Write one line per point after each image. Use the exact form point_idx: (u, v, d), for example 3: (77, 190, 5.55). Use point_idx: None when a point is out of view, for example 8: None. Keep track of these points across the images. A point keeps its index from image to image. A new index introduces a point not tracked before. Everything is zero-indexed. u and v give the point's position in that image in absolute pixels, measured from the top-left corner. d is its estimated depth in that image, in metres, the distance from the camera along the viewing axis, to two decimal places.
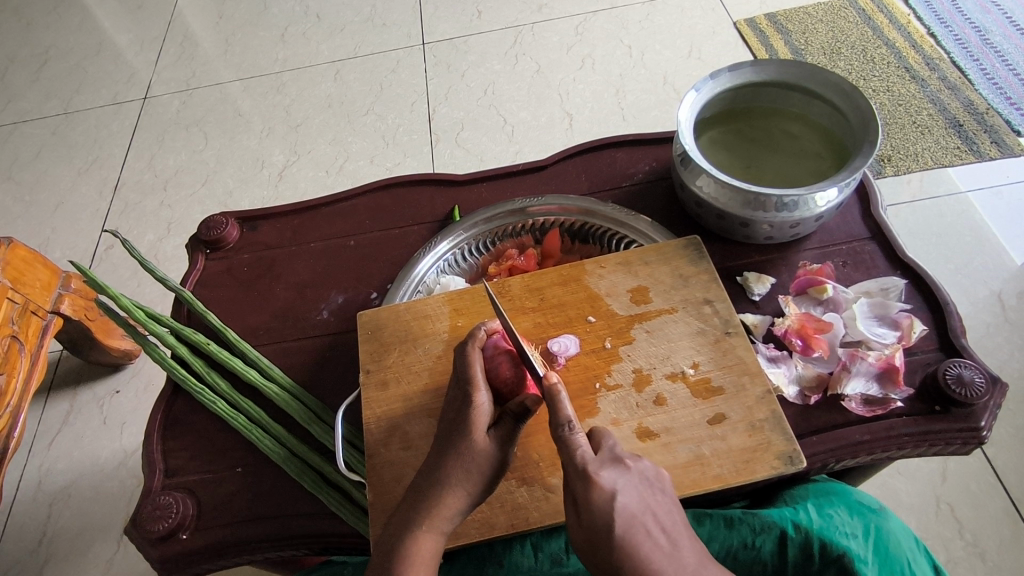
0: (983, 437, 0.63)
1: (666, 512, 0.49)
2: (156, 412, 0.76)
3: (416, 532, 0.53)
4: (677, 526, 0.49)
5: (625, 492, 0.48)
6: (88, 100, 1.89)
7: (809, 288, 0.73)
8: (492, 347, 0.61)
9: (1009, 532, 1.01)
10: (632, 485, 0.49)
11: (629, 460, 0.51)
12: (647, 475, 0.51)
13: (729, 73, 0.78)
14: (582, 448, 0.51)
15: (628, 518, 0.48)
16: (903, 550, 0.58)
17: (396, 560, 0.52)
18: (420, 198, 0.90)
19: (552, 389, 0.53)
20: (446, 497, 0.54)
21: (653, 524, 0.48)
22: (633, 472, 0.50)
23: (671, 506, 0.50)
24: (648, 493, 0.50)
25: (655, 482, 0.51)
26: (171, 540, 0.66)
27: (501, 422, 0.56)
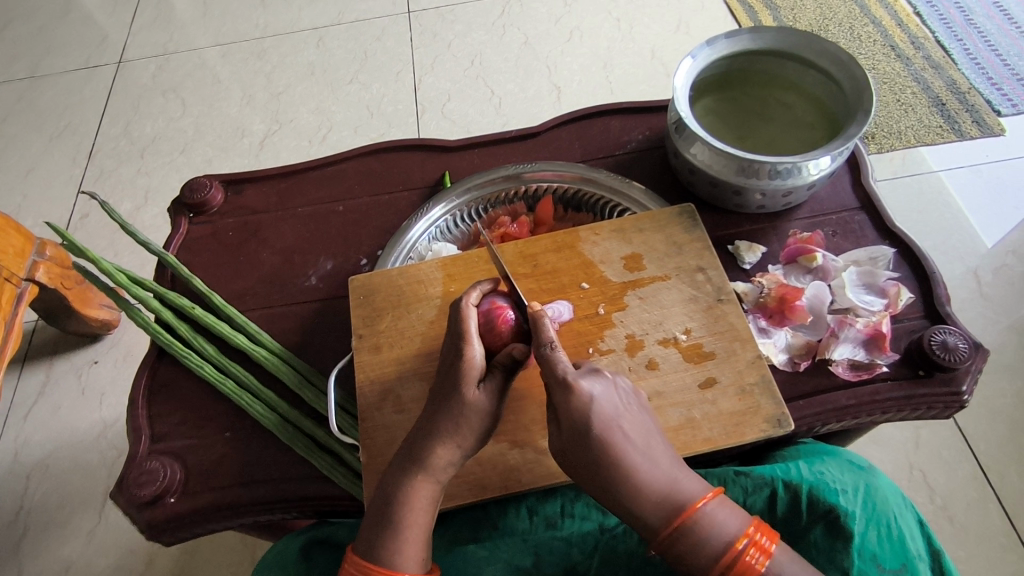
0: (964, 402, 0.65)
1: (638, 418, 0.53)
2: (141, 377, 0.74)
3: (412, 482, 0.53)
4: (648, 429, 0.53)
5: (603, 401, 0.52)
6: (58, 63, 1.81)
7: (799, 256, 0.73)
8: (487, 301, 0.62)
9: (977, 498, 1.05)
10: (608, 394, 0.53)
11: (605, 372, 0.54)
12: (622, 387, 0.55)
13: (726, 40, 0.77)
14: (563, 362, 0.53)
15: (606, 421, 0.51)
16: (890, 506, 0.60)
17: (394, 508, 0.53)
18: (410, 163, 0.88)
19: (537, 316, 0.56)
20: (439, 450, 0.54)
21: (629, 427, 0.52)
22: (608, 380, 0.54)
23: (643, 413, 0.54)
24: (624, 403, 0.53)
25: (629, 394, 0.55)
26: (158, 505, 0.66)
27: (494, 376, 0.56)
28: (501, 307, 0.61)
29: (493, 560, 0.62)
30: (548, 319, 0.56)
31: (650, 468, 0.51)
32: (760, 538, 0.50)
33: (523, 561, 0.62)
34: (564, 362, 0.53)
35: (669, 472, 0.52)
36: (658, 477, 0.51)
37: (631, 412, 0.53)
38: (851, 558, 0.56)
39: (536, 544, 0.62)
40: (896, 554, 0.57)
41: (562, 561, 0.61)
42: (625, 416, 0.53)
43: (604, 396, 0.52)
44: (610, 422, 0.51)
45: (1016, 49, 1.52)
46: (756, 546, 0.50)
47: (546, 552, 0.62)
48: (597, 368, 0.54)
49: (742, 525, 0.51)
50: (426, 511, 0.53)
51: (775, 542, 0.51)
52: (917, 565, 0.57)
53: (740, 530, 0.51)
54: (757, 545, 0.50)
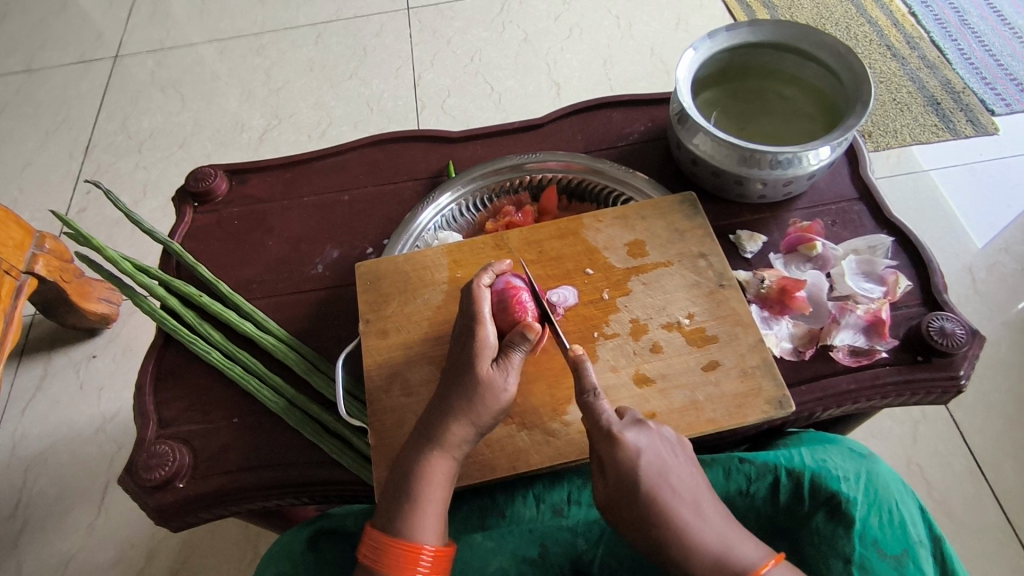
0: (961, 386, 0.66)
1: (686, 473, 0.53)
2: (147, 363, 0.75)
3: (429, 457, 0.54)
4: (698, 486, 0.53)
5: (649, 454, 0.52)
6: (55, 57, 1.81)
7: (800, 245, 0.74)
8: (502, 281, 0.63)
9: (971, 489, 1.07)
10: (653, 446, 0.53)
11: (650, 423, 0.55)
12: (668, 439, 0.54)
13: (727, 33, 0.78)
14: (606, 413, 0.54)
15: (652, 473, 0.51)
16: (891, 492, 0.60)
17: (408, 483, 0.53)
18: (415, 154, 0.89)
19: (576, 360, 0.54)
20: (454, 426, 0.55)
21: (678, 483, 0.52)
22: (653, 431, 0.54)
23: (693, 471, 0.54)
24: (670, 455, 0.53)
25: (674, 444, 0.54)
26: (167, 489, 0.66)
27: (505, 356, 0.57)
28: (516, 287, 0.62)
29: (499, 551, 0.62)
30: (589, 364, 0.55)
31: (703, 529, 0.50)
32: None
33: (529, 551, 0.63)
34: (608, 412, 0.54)
35: (722, 536, 0.50)
36: (711, 538, 0.50)
37: (680, 468, 0.53)
38: (851, 543, 0.57)
39: (541, 535, 0.63)
40: (897, 540, 0.57)
41: (568, 551, 0.63)
42: (672, 470, 0.52)
43: (650, 450, 0.52)
44: (657, 476, 0.51)
45: (1009, 49, 1.55)
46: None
47: (552, 542, 0.63)
48: (638, 418, 0.54)
49: None
50: (442, 486, 0.54)
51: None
52: (919, 551, 0.57)
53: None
54: None
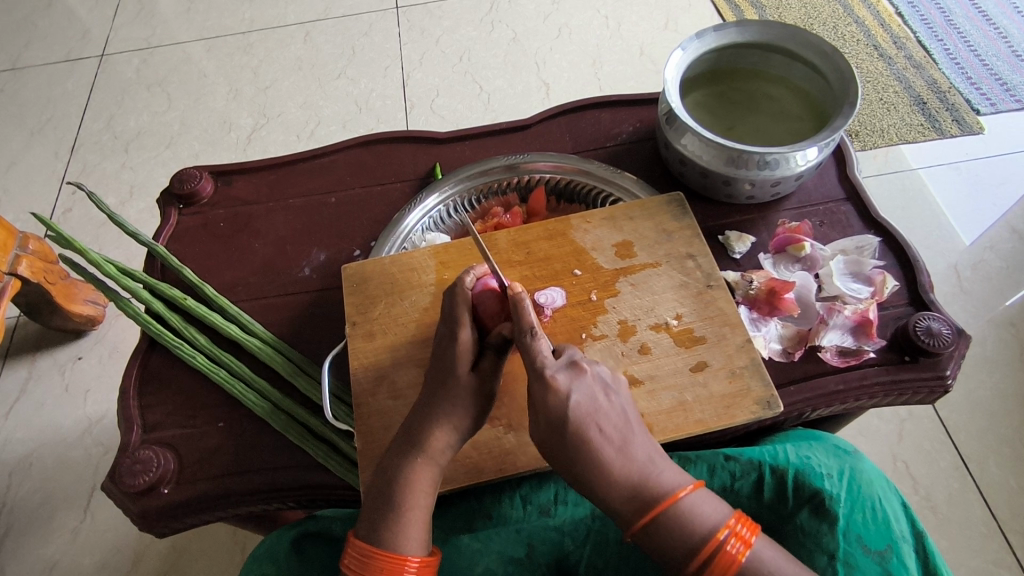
0: (947, 385, 0.66)
1: (617, 411, 0.53)
2: (132, 367, 0.74)
3: (412, 465, 0.54)
4: (628, 424, 0.53)
5: (580, 395, 0.52)
6: (38, 56, 1.78)
7: (788, 246, 0.74)
8: (482, 283, 0.61)
9: (958, 487, 1.08)
10: (586, 387, 0.53)
11: (585, 364, 0.54)
12: (604, 380, 0.54)
13: (715, 33, 0.78)
14: (542, 353, 0.54)
15: (583, 415, 0.51)
16: (874, 488, 0.60)
17: (393, 490, 0.53)
18: (402, 155, 0.88)
19: (516, 297, 0.54)
20: (436, 430, 0.54)
21: (606, 422, 0.52)
22: (588, 374, 0.53)
23: (624, 405, 0.54)
24: (603, 395, 0.53)
25: (609, 383, 0.54)
26: (152, 494, 0.65)
27: (484, 357, 0.57)
28: (497, 291, 0.60)
29: (486, 553, 0.62)
30: (529, 300, 0.55)
31: (624, 462, 0.51)
32: (741, 530, 0.50)
33: (516, 551, 0.62)
34: (542, 353, 0.53)
35: (644, 465, 0.51)
36: (631, 469, 0.51)
37: (611, 407, 0.53)
38: (835, 539, 0.57)
39: (529, 534, 0.62)
40: (880, 535, 0.57)
41: (554, 549, 0.62)
42: (603, 410, 0.52)
43: (582, 391, 0.52)
44: (586, 416, 0.51)
45: (994, 50, 1.56)
46: (736, 537, 0.49)
47: (539, 542, 0.62)
48: (575, 359, 0.54)
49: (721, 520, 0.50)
50: (427, 493, 0.54)
51: (755, 533, 0.50)
52: (902, 546, 0.57)
53: (721, 522, 0.50)
54: (738, 536, 0.49)
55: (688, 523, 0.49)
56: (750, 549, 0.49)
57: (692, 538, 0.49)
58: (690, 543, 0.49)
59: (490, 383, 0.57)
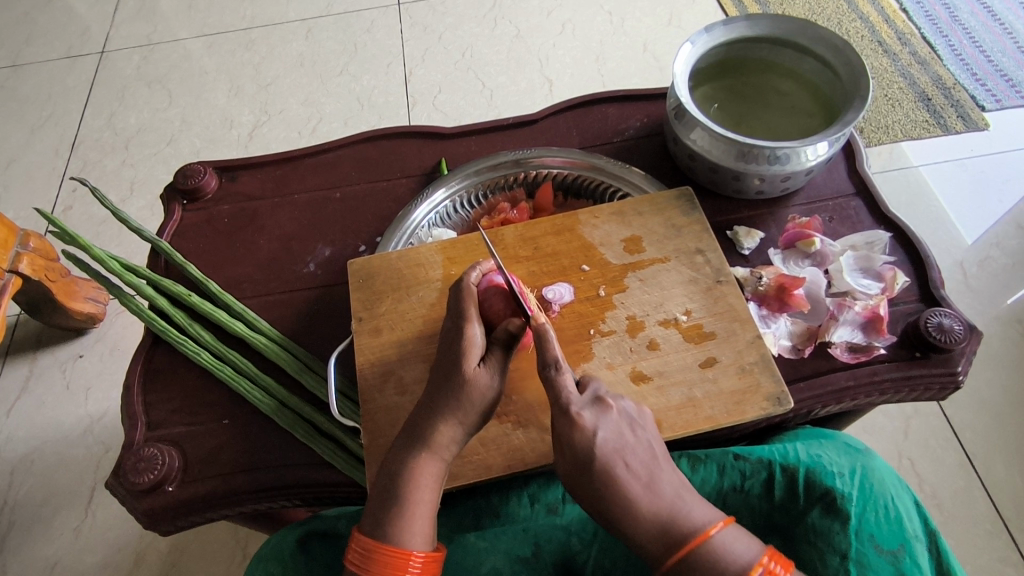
0: (959, 382, 0.66)
1: (644, 446, 0.52)
2: (135, 364, 0.73)
3: (417, 458, 0.53)
4: (655, 459, 0.52)
5: (606, 431, 0.52)
6: (39, 52, 1.77)
7: (797, 241, 0.74)
8: (486, 280, 0.61)
9: (964, 484, 1.07)
10: (612, 423, 0.52)
11: (610, 400, 0.54)
12: (630, 417, 0.54)
13: (724, 27, 0.77)
14: (568, 388, 0.53)
15: (609, 451, 0.51)
16: (887, 487, 0.59)
17: (399, 485, 0.52)
18: (407, 150, 0.87)
19: (540, 329, 0.53)
20: (444, 426, 0.54)
21: (632, 456, 0.51)
22: (614, 411, 0.53)
23: (649, 440, 0.53)
24: (629, 431, 0.53)
25: (635, 419, 0.54)
26: (157, 493, 0.64)
27: (490, 355, 0.56)
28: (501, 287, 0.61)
29: (492, 551, 0.61)
30: (552, 331, 0.54)
31: (652, 499, 0.50)
32: (774, 567, 0.48)
33: (522, 550, 0.61)
34: (569, 388, 0.53)
35: (673, 502, 0.50)
36: (660, 507, 0.50)
37: (637, 442, 0.52)
38: (847, 538, 0.56)
39: (535, 533, 0.62)
40: (893, 534, 0.56)
41: (560, 549, 0.62)
42: (629, 446, 0.52)
43: (608, 428, 0.52)
44: (612, 453, 0.51)
45: (999, 46, 1.55)
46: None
47: (545, 540, 0.62)
48: (600, 394, 0.54)
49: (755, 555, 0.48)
50: (432, 488, 0.53)
51: (789, 571, 0.48)
52: (915, 546, 0.56)
53: (754, 559, 0.48)
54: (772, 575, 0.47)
55: (720, 560, 0.48)
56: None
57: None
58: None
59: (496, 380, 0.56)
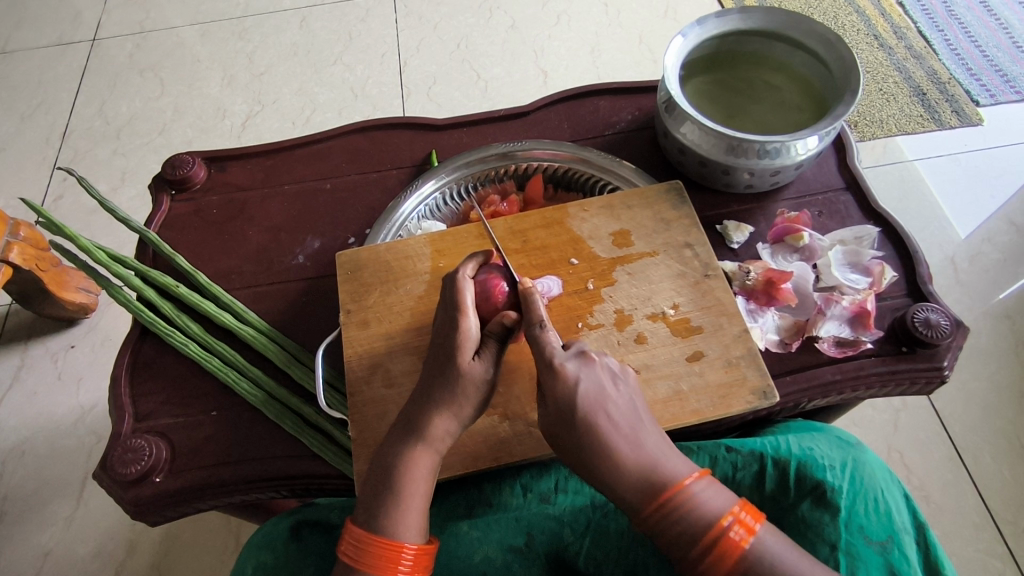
0: (944, 377, 0.66)
1: (625, 400, 0.54)
2: (123, 355, 0.73)
3: (409, 450, 0.53)
4: (636, 413, 0.54)
5: (587, 383, 0.53)
6: (28, 39, 1.75)
7: (786, 235, 0.74)
8: (484, 273, 0.62)
9: (952, 478, 1.08)
10: (594, 376, 0.54)
11: (593, 356, 0.56)
12: (614, 372, 0.55)
13: (716, 20, 0.77)
14: (552, 343, 0.55)
15: (591, 403, 0.53)
16: (877, 480, 0.59)
17: (391, 476, 0.53)
18: (396, 142, 0.87)
19: (527, 293, 0.56)
20: (434, 417, 0.54)
21: (613, 410, 0.53)
22: (597, 364, 0.55)
23: (631, 396, 0.55)
24: (611, 385, 0.54)
25: (617, 374, 0.56)
26: (144, 483, 0.64)
27: (486, 345, 0.56)
28: (497, 279, 0.61)
29: (484, 540, 0.61)
30: (539, 297, 0.57)
31: (632, 451, 0.52)
32: (745, 517, 0.49)
33: (515, 540, 0.61)
34: (552, 343, 0.55)
35: (653, 454, 0.52)
36: (640, 459, 0.52)
37: (619, 395, 0.54)
38: (837, 530, 0.56)
39: (528, 524, 0.62)
40: (882, 527, 0.56)
41: (553, 540, 0.61)
42: (611, 399, 0.54)
43: (590, 380, 0.54)
44: (594, 405, 0.53)
45: (994, 40, 1.55)
46: (740, 524, 0.49)
47: (538, 530, 0.62)
48: (584, 349, 0.56)
49: (726, 504, 0.50)
50: (425, 482, 0.53)
51: (759, 521, 0.49)
52: (903, 539, 0.56)
53: (726, 509, 0.50)
54: (743, 524, 0.49)
55: (694, 509, 0.50)
56: (754, 537, 0.49)
57: (696, 525, 0.49)
58: (695, 530, 0.49)
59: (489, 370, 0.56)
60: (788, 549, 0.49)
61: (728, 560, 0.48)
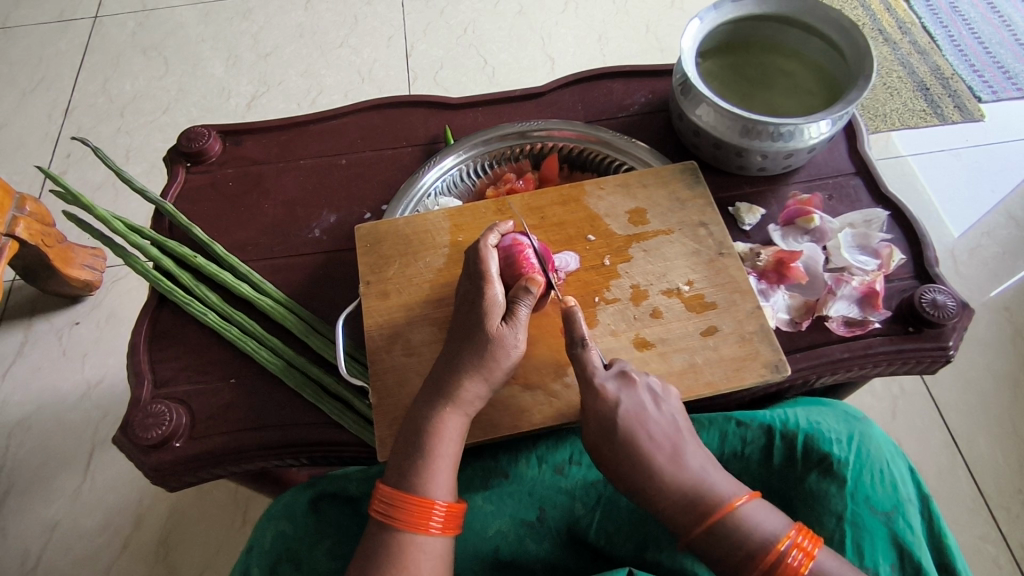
0: (949, 356, 0.68)
1: (666, 419, 0.57)
2: (142, 323, 0.73)
3: (433, 414, 0.55)
4: (677, 431, 0.56)
5: (627, 403, 0.57)
6: (30, 15, 1.74)
7: (797, 218, 0.75)
8: (508, 239, 0.63)
9: (947, 463, 1.11)
10: (633, 397, 0.57)
11: (636, 375, 0.58)
12: (655, 392, 0.58)
13: (732, 4, 0.78)
14: (593, 362, 0.58)
15: (631, 422, 0.56)
16: (882, 452, 0.61)
17: (418, 439, 0.54)
18: (412, 119, 0.87)
19: (570, 309, 0.59)
20: (459, 382, 0.55)
21: (654, 428, 0.56)
22: (638, 386, 0.58)
23: (673, 414, 0.57)
24: (653, 406, 0.57)
25: (658, 394, 0.58)
26: (164, 448, 0.65)
27: (515, 311, 0.57)
28: (521, 243, 0.63)
29: (497, 515, 0.63)
30: (579, 312, 0.59)
31: (675, 470, 0.55)
32: (802, 541, 0.51)
33: (527, 515, 0.63)
34: (594, 360, 0.58)
35: (697, 475, 0.54)
36: (683, 478, 0.54)
37: (659, 416, 0.57)
38: (843, 501, 0.58)
39: (541, 498, 0.63)
40: (887, 497, 0.59)
41: (565, 515, 0.63)
42: (651, 417, 0.56)
43: (630, 401, 0.57)
44: (634, 422, 0.56)
45: (997, 37, 1.57)
46: (798, 548, 0.51)
47: (550, 506, 0.63)
48: (624, 368, 0.58)
49: (782, 527, 0.52)
50: (454, 443, 0.55)
51: (817, 546, 0.51)
52: (907, 509, 0.58)
53: (783, 532, 0.51)
54: (800, 548, 0.51)
55: (748, 532, 0.52)
56: (814, 561, 0.50)
57: (754, 547, 0.51)
58: (754, 553, 0.51)
59: (520, 336, 0.57)
60: (856, 574, 0.50)
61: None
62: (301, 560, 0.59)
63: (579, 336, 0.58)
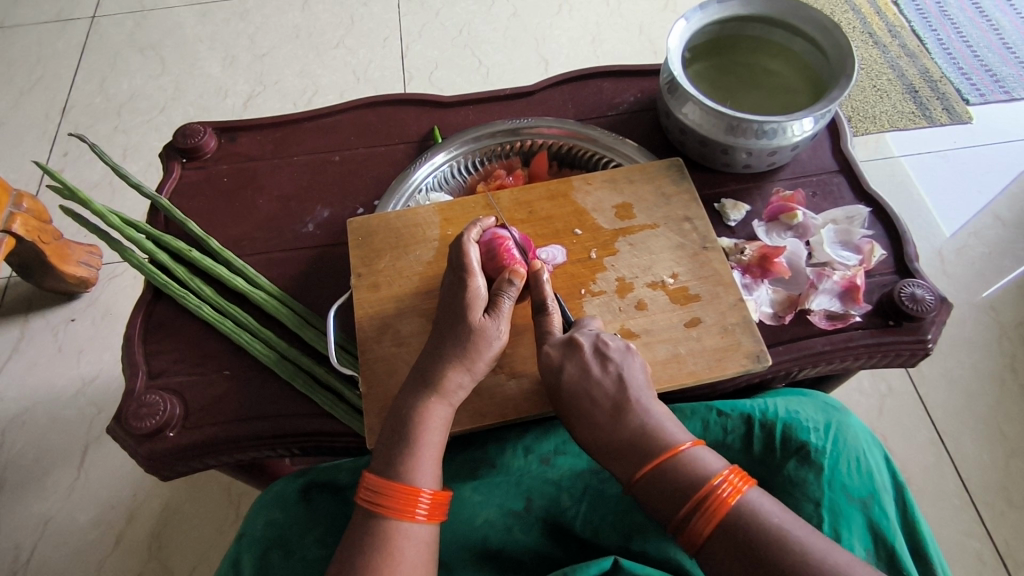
0: (928, 349, 0.69)
1: (611, 379, 0.58)
2: (137, 316, 0.75)
3: (419, 401, 0.56)
4: (623, 390, 0.58)
5: (572, 365, 0.59)
6: (28, 14, 1.75)
7: (781, 214, 0.77)
8: (488, 234, 0.64)
9: (932, 459, 1.12)
10: (578, 358, 0.59)
11: (587, 338, 0.60)
12: (605, 352, 0.59)
13: (718, 5, 0.80)
14: (553, 326, 0.61)
15: (573, 383, 0.58)
16: (859, 442, 0.62)
17: (405, 425, 0.55)
18: (405, 117, 0.89)
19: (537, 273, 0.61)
20: (446, 370, 0.57)
21: (596, 388, 0.58)
22: (586, 348, 0.59)
23: (621, 374, 0.58)
24: (597, 366, 0.59)
25: (609, 354, 0.59)
26: (157, 438, 0.66)
27: (497, 302, 0.59)
28: (502, 236, 0.64)
29: (487, 504, 0.64)
30: (547, 276, 0.61)
31: (615, 425, 0.56)
32: (734, 479, 0.52)
33: (515, 504, 0.64)
34: (552, 326, 0.61)
35: (635, 432, 0.56)
36: (621, 434, 0.56)
37: (602, 376, 0.58)
38: (821, 487, 0.59)
39: (528, 487, 0.65)
40: (863, 484, 0.60)
41: (551, 505, 0.64)
42: (594, 378, 0.58)
43: (574, 363, 0.59)
44: (576, 383, 0.58)
45: (985, 41, 1.59)
46: (730, 485, 0.52)
47: (538, 495, 0.64)
48: (577, 333, 0.60)
49: (717, 468, 0.53)
50: (439, 430, 0.56)
51: (748, 483, 0.52)
52: (883, 495, 0.60)
53: (716, 470, 0.53)
54: (733, 485, 0.52)
55: (683, 471, 0.53)
56: (742, 494, 0.51)
57: (692, 483, 0.52)
58: (690, 491, 0.52)
59: (503, 326, 0.59)
60: (788, 518, 0.50)
61: (722, 518, 0.50)
62: (292, 542, 0.60)
63: (542, 297, 0.61)
